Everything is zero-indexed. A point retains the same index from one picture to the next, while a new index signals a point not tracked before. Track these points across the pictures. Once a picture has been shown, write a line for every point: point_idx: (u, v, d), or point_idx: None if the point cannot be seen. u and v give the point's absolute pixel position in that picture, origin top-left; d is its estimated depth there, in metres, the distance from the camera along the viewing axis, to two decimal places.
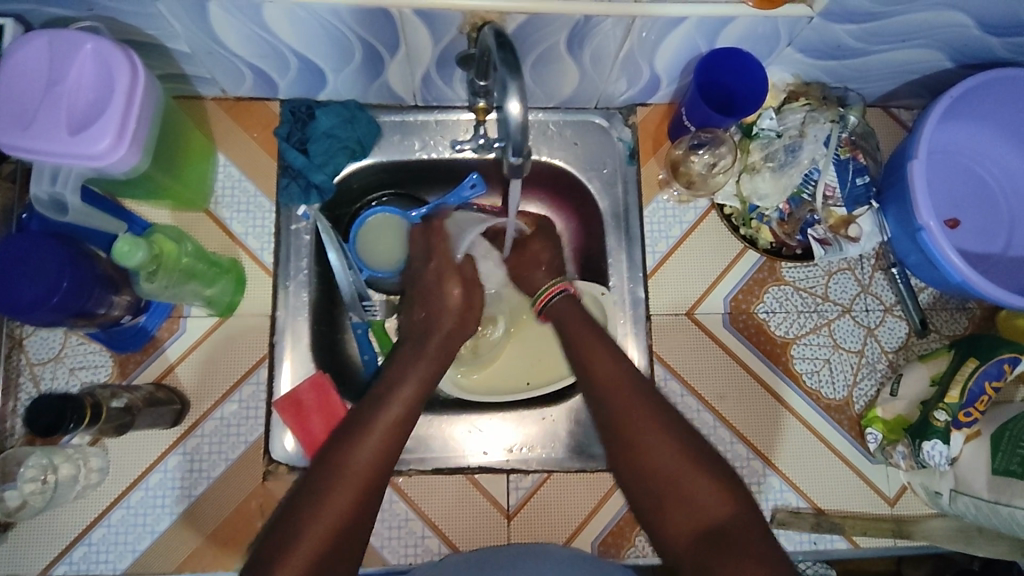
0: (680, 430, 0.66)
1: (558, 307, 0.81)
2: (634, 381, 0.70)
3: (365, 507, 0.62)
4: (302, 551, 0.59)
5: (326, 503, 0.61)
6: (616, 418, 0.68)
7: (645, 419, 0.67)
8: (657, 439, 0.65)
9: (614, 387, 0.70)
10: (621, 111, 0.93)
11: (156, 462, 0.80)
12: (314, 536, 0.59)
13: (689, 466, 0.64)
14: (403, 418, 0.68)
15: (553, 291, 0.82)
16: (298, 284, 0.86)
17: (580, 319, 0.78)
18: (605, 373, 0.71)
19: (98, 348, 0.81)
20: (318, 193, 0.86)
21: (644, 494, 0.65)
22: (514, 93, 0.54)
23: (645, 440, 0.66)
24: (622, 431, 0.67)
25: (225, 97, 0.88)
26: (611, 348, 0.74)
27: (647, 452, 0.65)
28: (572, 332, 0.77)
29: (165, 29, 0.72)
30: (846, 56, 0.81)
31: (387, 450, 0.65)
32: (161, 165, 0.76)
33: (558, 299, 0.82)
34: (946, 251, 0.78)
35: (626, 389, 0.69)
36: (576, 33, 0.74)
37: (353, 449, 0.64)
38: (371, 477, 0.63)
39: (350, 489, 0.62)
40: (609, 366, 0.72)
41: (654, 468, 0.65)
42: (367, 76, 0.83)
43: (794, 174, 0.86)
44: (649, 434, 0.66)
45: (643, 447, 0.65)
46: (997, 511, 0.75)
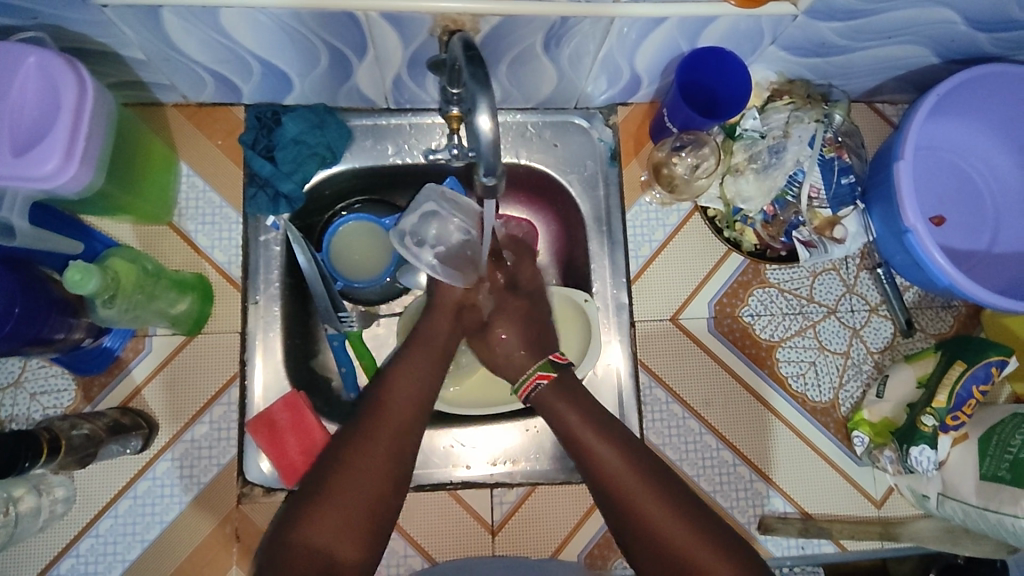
0: (685, 505, 0.64)
1: (547, 399, 0.71)
2: (636, 456, 0.66)
3: (400, 462, 0.65)
4: (332, 511, 0.61)
5: (361, 454, 0.64)
6: (616, 499, 0.65)
7: (651, 497, 0.64)
8: (669, 521, 0.63)
9: (612, 476, 0.65)
10: (601, 111, 0.90)
11: (125, 488, 0.77)
12: (348, 498, 0.62)
13: (703, 543, 0.62)
14: (433, 379, 0.71)
15: (530, 383, 0.72)
16: (269, 297, 0.82)
17: (576, 406, 0.69)
18: (604, 457, 0.66)
19: (60, 371, 0.78)
20: (287, 203, 0.82)
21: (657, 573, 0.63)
22: (485, 107, 0.51)
23: (657, 524, 0.63)
24: (628, 510, 0.64)
25: (187, 103, 0.84)
26: (598, 414, 0.70)
27: (656, 533, 0.63)
28: (562, 416, 0.69)
29: (117, 36, 0.67)
30: (830, 53, 0.79)
31: (421, 402, 0.69)
32: (119, 181, 0.72)
33: (549, 389, 0.71)
34: (932, 252, 0.76)
35: (628, 470, 0.65)
36: (553, 34, 0.71)
37: (387, 401, 0.68)
38: (405, 431, 0.66)
39: (384, 440, 0.65)
40: (607, 449, 0.67)
41: (670, 550, 0.62)
42: (335, 81, 0.79)
43: (779, 176, 0.84)
44: (658, 515, 0.63)
45: (652, 530, 0.63)
46: (984, 517, 0.74)
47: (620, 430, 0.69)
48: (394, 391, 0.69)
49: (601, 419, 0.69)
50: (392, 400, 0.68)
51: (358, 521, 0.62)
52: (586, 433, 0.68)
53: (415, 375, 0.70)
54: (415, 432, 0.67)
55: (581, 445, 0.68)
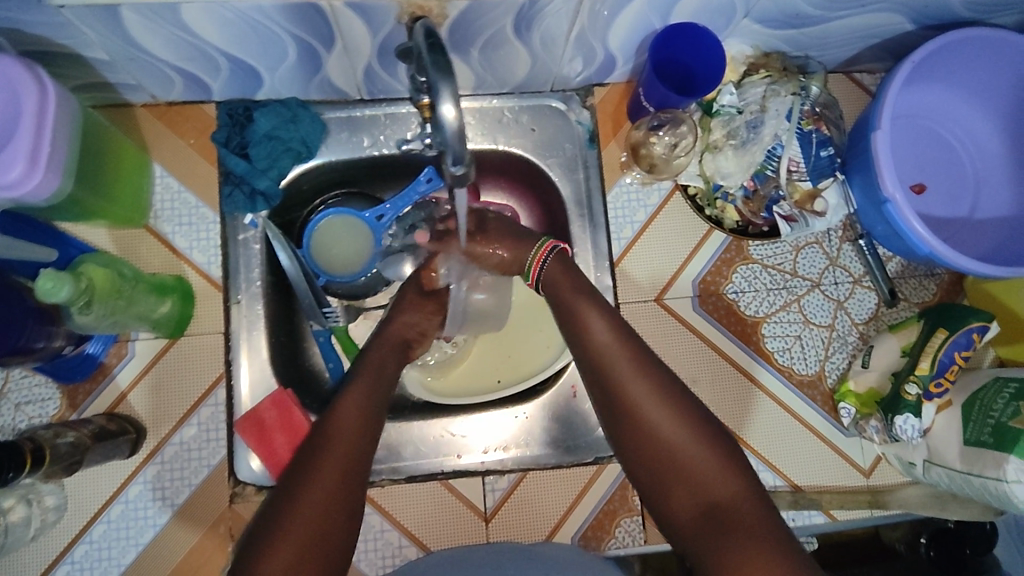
0: (676, 396, 0.61)
1: (554, 275, 0.70)
2: (628, 341, 0.64)
3: (356, 479, 0.60)
4: (290, 539, 0.55)
5: (312, 476, 0.58)
6: (605, 381, 0.63)
7: (639, 382, 0.61)
8: (657, 411, 0.60)
9: (599, 355, 0.63)
10: (578, 92, 0.90)
11: (116, 493, 0.77)
12: (304, 521, 0.56)
13: (690, 440, 0.59)
14: (380, 390, 0.67)
15: (540, 258, 0.71)
16: (251, 296, 0.81)
17: (575, 284, 0.68)
18: (597, 336, 0.64)
19: (44, 381, 0.77)
20: (263, 200, 0.82)
21: (641, 467, 0.61)
22: (448, 95, 0.50)
23: (641, 406, 0.61)
24: (615, 393, 0.62)
25: (156, 102, 0.83)
26: (596, 296, 0.67)
27: (641, 422, 0.60)
28: (561, 289, 0.68)
29: (78, 38, 0.66)
30: (805, 24, 0.78)
31: (369, 420, 0.64)
32: (89, 185, 0.71)
33: (551, 267, 0.70)
34: (911, 221, 0.76)
35: (617, 347, 0.63)
36: (523, 15, 0.69)
37: (334, 420, 0.63)
38: (355, 447, 0.61)
39: (343, 447, 0.60)
40: (600, 328, 0.64)
41: (652, 439, 0.60)
42: (304, 73, 0.78)
43: (757, 151, 0.84)
44: (645, 401, 0.61)
45: (638, 415, 0.61)
46: (969, 481, 0.75)
47: (610, 309, 0.66)
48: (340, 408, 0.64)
49: (597, 298, 0.67)
50: (340, 414, 0.63)
51: (321, 540, 0.56)
52: (579, 306, 0.66)
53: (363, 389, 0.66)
54: (367, 450, 0.62)
55: (574, 321, 0.66)
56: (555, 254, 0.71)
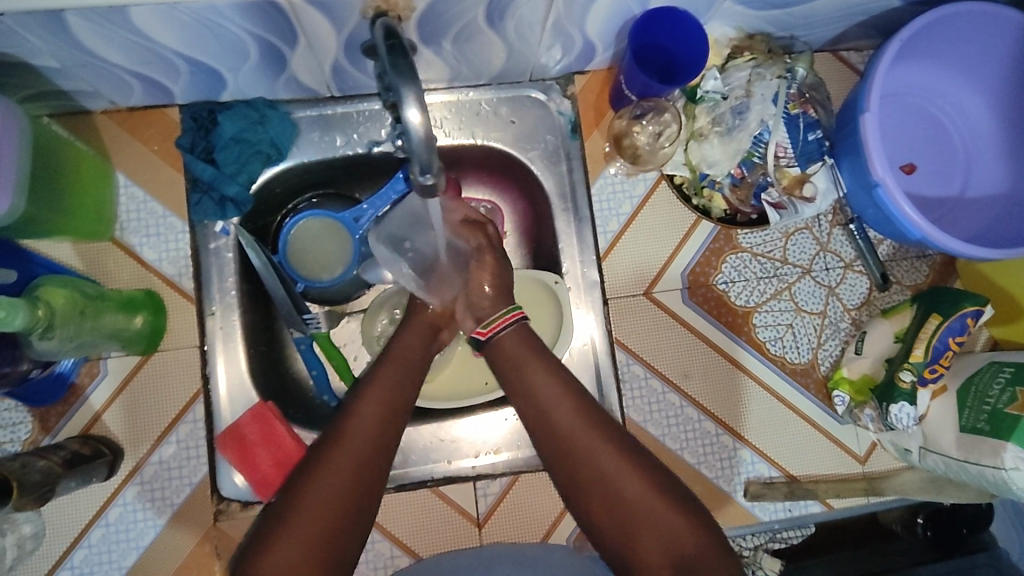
0: (641, 459, 0.61)
1: (510, 342, 0.68)
2: (588, 408, 0.64)
3: (368, 483, 0.58)
4: (295, 537, 0.54)
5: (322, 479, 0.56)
6: (569, 452, 0.62)
7: (603, 450, 0.61)
8: (625, 476, 0.60)
9: (561, 425, 0.63)
10: (557, 81, 0.86)
11: (96, 517, 0.75)
12: (311, 524, 0.54)
13: (661, 502, 0.59)
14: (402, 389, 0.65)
15: (501, 322, 0.69)
16: (226, 306, 0.79)
17: (531, 352, 0.67)
18: (557, 406, 0.64)
19: (14, 405, 0.75)
20: (234, 206, 0.79)
21: (610, 532, 0.60)
22: (412, 100, 0.47)
23: (608, 473, 0.60)
24: (580, 461, 0.61)
25: (116, 108, 0.79)
26: (552, 364, 0.67)
27: (609, 490, 0.60)
28: (515, 359, 0.67)
29: (23, 46, 0.62)
30: (790, 4, 0.74)
31: (388, 421, 0.62)
32: (45, 201, 0.67)
33: (505, 337, 0.69)
34: (901, 205, 0.74)
35: (578, 416, 0.63)
36: (496, 5, 0.66)
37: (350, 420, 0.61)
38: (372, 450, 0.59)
39: (362, 441, 0.59)
40: (560, 398, 0.64)
41: (621, 505, 0.59)
42: (269, 73, 0.74)
43: (743, 138, 0.81)
44: (612, 467, 0.60)
45: (606, 483, 0.60)
46: (966, 469, 0.74)
47: (568, 377, 0.66)
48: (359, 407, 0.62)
49: (555, 366, 0.66)
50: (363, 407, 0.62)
51: (328, 546, 0.55)
52: (536, 376, 0.65)
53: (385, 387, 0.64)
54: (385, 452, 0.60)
55: (532, 392, 0.65)
56: (517, 321, 0.70)
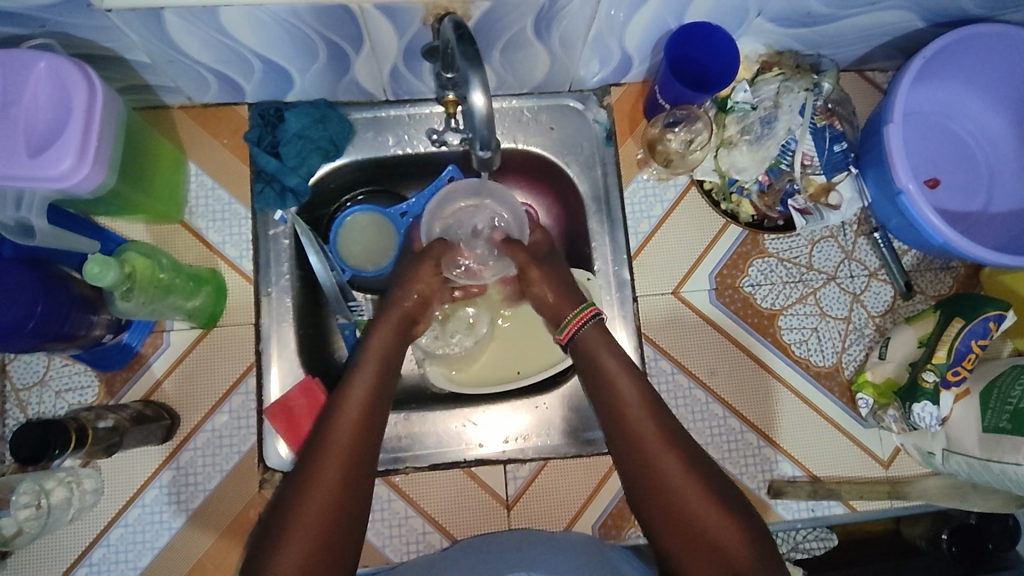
0: (703, 472, 0.64)
1: (592, 345, 0.72)
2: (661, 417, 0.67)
3: (356, 486, 0.63)
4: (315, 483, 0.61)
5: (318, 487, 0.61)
6: (637, 454, 0.65)
7: (671, 457, 0.64)
8: (688, 488, 0.63)
9: (634, 428, 0.66)
10: (595, 92, 0.92)
11: (150, 479, 0.80)
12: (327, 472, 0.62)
13: (718, 513, 0.62)
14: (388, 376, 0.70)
15: (578, 322, 0.73)
16: (280, 289, 0.85)
17: (614, 355, 0.71)
18: (630, 407, 0.67)
19: (83, 369, 0.81)
20: (293, 197, 0.85)
21: (667, 534, 0.63)
22: (478, 85, 0.53)
23: (673, 479, 0.63)
24: (643, 465, 0.65)
25: (192, 104, 0.87)
26: (630, 365, 0.70)
27: (672, 492, 0.63)
28: (597, 360, 0.71)
29: (122, 41, 0.70)
30: (817, 22, 0.80)
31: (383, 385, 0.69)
32: (129, 180, 0.75)
33: (588, 338, 0.72)
34: (926, 212, 0.78)
35: (651, 420, 0.67)
36: (543, 17, 0.72)
37: (337, 422, 0.65)
38: (360, 446, 0.64)
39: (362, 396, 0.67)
40: (635, 401, 0.67)
41: (683, 511, 0.62)
42: (333, 75, 0.81)
43: (772, 145, 0.86)
44: (671, 469, 0.64)
45: (671, 488, 0.63)
46: (988, 468, 0.76)
47: (644, 385, 0.69)
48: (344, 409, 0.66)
49: (634, 373, 0.70)
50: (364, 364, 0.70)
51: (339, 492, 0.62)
52: (615, 379, 0.69)
53: (370, 376, 0.69)
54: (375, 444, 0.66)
55: (611, 394, 0.68)
56: (594, 320, 0.73)
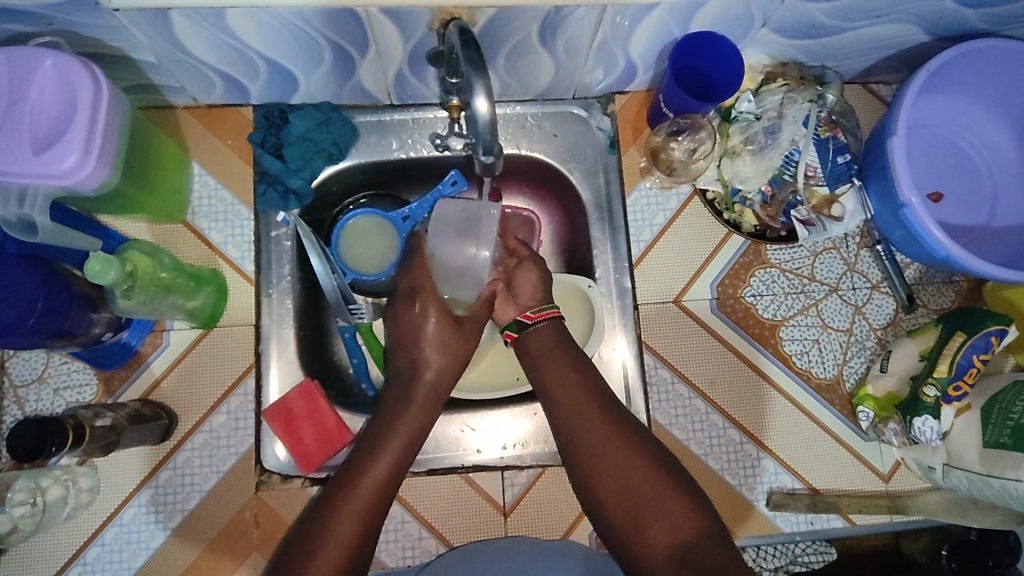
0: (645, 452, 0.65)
1: (541, 339, 0.75)
2: (603, 404, 0.69)
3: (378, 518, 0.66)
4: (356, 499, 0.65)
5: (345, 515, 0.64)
6: (581, 440, 0.67)
7: (613, 443, 0.65)
8: (626, 467, 0.64)
9: (575, 414, 0.68)
10: (599, 100, 0.92)
11: (147, 478, 0.79)
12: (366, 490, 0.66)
13: (659, 490, 0.63)
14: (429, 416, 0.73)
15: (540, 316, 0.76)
16: (281, 291, 0.85)
17: (553, 351, 0.73)
18: (568, 398, 0.69)
19: (82, 367, 0.81)
20: (296, 198, 0.85)
21: (615, 519, 0.63)
22: (481, 90, 0.53)
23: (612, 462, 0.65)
24: (585, 449, 0.66)
25: (197, 105, 0.87)
26: (576, 361, 0.73)
27: (613, 476, 0.64)
28: (544, 354, 0.73)
29: (128, 40, 0.70)
30: (821, 34, 0.80)
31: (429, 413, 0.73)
32: (133, 179, 0.75)
33: (533, 335, 0.75)
34: (928, 226, 0.77)
35: (593, 411, 0.68)
36: (548, 24, 0.72)
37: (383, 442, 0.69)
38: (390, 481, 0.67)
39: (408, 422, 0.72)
40: (574, 391, 0.70)
41: (626, 494, 0.63)
42: (338, 78, 0.82)
43: (775, 156, 0.86)
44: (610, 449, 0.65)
45: (614, 472, 0.64)
46: (988, 483, 0.75)
47: (588, 375, 0.72)
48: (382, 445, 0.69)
49: (578, 364, 0.72)
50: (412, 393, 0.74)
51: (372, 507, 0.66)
52: (553, 373, 0.71)
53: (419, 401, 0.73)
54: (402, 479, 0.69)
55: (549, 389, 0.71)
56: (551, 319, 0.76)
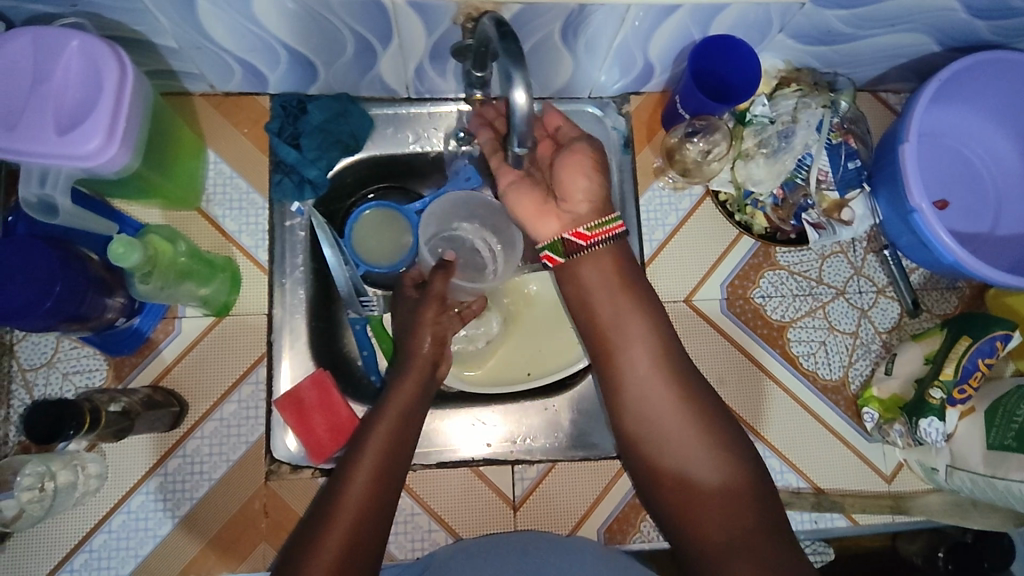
0: (710, 431, 0.64)
1: (592, 275, 0.68)
2: (669, 373, 0.66)
3: (390, 485, 0.65)
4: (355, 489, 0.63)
5: (353, 485, 0.64)
6: (645, 410, 0.65)
7: (680, 419, 0.64)
8: (691, 445, 0.64)
9: (637, 380, 0.66)
10: (614, 100, 0.93)
11: (156, 465, 0.79)
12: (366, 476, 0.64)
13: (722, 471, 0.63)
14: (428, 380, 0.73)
15: (605, 232, 0.67)
16: (295, 280, 0.85)
17: (616, 293, 0.68)
18: (636, 365, 0.66)
19: (92, 352, 0.80)
20: (311, 188, 0.85)
21: (671, 493, 0.64)
22: (520, 83, 0.53)
23: (676, 439, 0.64)
24: (646, 422, 0.65)
25: (213, 92, 0.87)
26: (643, 313, 0.68)
27: (676, 452, 0.64)
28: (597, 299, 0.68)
29: (152, 25, 0.70)
30: (837, 41, 0.81)
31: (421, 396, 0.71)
32: (152, 163, 0.74)
33: (584, 262, 0.68)
34: (938, 232, 0.79)
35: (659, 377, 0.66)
36: (572, 22, 0.73)
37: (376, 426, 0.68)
38: (396, 446, 0.67)
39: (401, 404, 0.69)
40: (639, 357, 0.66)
41: (685, 462, 0.63)
42: (358, 70, 0.82)
43: (789, 159, 0.87)
44: (675, 426, 0.64)
45: (677, 450, 0.64)
46: (992, 485, 0.77)
47: (652, 333, 0.67)
48: (384, 413, 0.69)
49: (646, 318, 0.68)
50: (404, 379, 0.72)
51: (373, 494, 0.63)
52: (618, 328, 0.67)
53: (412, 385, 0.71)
54: (409, 447, 0.68)
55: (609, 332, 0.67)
56: (612, 239, 0.68)
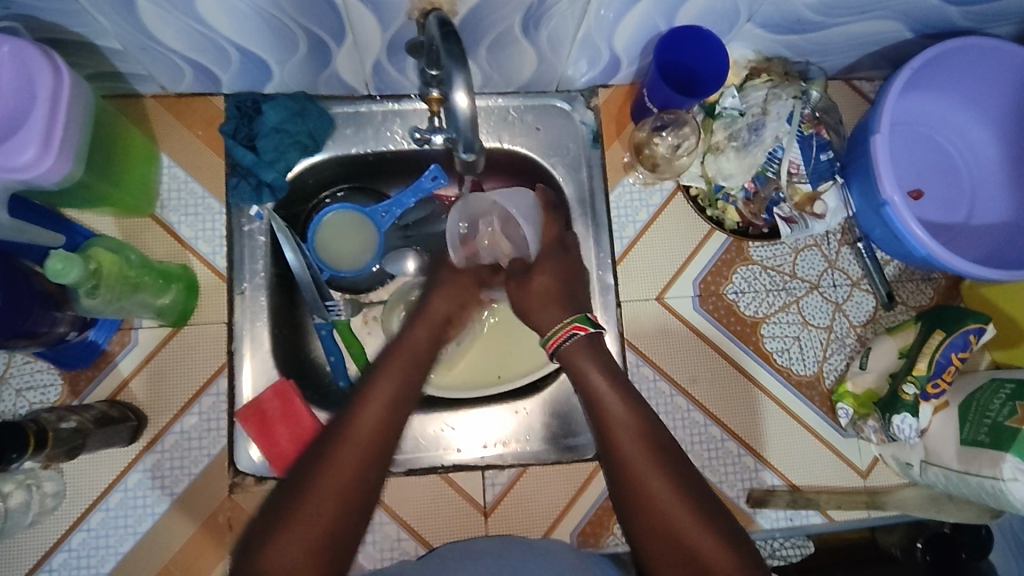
0: (698, 498, 0.61)
1: (575, 357, 0.67)
2: (652, 440, 0.63)
3: (374, 476, 0.56)
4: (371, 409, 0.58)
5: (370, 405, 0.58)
6: (630, 481, 0.61)
7: (665, 486, 0.60)
8: (679, 513, 0.60)
9: (623, 448, 0.62)
10: (582, 93, 0.91)
11: (116, 481, 0.77)
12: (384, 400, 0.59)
13: (710, 538, 0.59)
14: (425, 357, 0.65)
15: (565, 333, 0.68)
16: (255, 287, 0.82)
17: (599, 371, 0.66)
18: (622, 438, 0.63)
19: (46, 366, 0.78)
20: (270, 192, 0.82)
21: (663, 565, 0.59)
22: (461, 84, 0.51)
23: (663, 507, 0.60)
24: (633, 487, 0.61)
25: (165, 94, 0.84)
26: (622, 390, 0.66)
27: (664, 522, 0.59)
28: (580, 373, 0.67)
29: (91, 26, 0.67)
30: (806, 29, 0.79)
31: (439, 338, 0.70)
32: (98, 171, 0.72)
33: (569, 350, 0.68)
34: (909, 224, 0.77)
35: (641, 445, 0.62)
36: (531, 15, 0.70)
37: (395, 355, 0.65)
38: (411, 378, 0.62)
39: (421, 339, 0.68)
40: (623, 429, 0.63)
41: (674, 531, 0.59)
42: (313, 68, 0.79)
43: (759, 153, 0.85)
44: (661, 495, 0.60)
45: (664, 521, 0.59)
46: (966, 481, 0.76)
47: (634, 402, 0.65)
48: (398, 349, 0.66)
49: (623, 387, 0.66)
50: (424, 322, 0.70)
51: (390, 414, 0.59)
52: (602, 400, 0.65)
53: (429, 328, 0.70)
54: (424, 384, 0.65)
55: (600, 414, 0.64)
56: (574, 337, 0.68)
